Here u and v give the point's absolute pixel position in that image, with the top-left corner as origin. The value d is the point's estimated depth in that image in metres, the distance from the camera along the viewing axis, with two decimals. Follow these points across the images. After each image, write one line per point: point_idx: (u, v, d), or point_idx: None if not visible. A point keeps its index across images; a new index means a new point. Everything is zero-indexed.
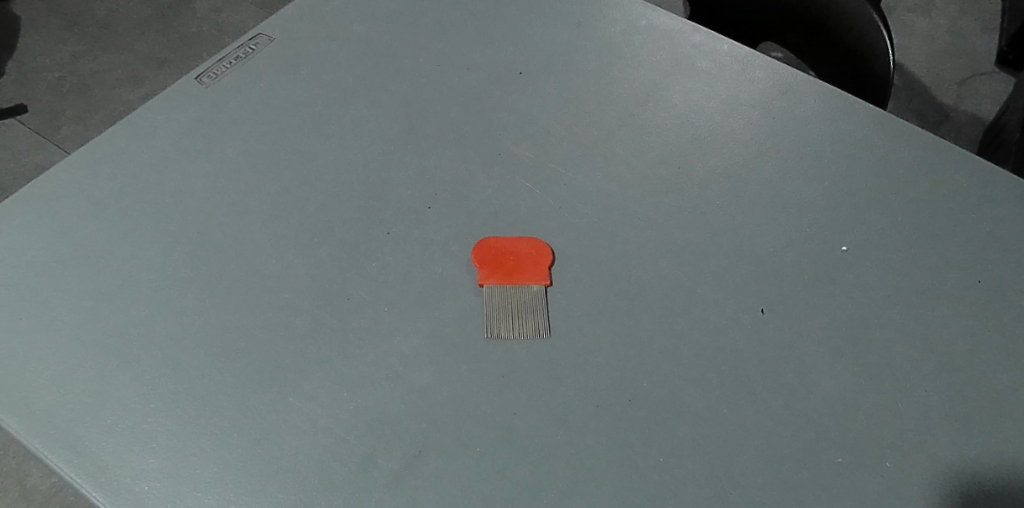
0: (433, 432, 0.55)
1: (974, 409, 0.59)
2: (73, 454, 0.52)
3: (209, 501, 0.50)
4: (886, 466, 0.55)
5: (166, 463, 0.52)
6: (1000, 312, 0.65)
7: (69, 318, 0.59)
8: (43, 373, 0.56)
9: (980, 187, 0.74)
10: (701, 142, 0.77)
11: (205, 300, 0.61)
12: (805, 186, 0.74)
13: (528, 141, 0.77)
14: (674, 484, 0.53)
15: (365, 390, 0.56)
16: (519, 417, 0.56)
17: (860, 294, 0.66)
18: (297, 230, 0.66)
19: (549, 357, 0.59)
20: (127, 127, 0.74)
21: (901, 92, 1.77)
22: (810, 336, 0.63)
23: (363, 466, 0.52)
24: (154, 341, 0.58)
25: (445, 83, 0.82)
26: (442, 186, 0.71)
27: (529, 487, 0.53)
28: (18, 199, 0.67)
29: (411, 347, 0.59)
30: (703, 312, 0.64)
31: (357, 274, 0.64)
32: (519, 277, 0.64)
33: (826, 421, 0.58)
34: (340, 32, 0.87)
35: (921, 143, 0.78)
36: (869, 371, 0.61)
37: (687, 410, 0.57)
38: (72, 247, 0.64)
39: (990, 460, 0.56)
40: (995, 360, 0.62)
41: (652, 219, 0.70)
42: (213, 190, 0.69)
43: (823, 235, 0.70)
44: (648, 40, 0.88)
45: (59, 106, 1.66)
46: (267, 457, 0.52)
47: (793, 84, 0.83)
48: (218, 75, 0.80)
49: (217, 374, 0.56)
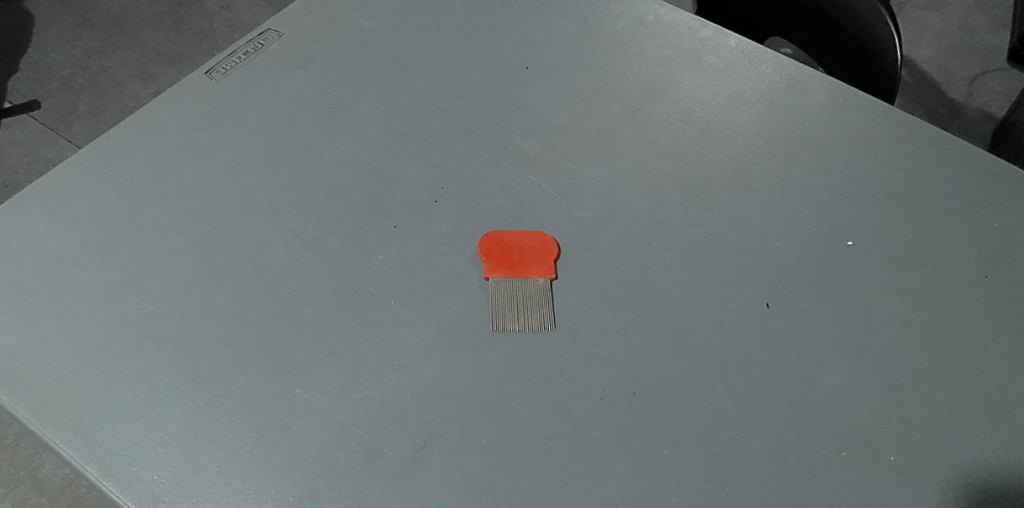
0: (439, 423, 0.55)
1: (981, 405, 0.58)
2: (85, 444, 0.53)
3: (217, 490, 0.51)
4: (891, 460, 0.55)
5: (175, 453, 0.52)
6: (1007, 307, 0.65)
7: (80, 310, 0.60)
8: (54, 364, 0.57)
9: (989, 182, 0.74)
10: (707, 136, 0.77)
11: (214, 292, 0.62)
12: (812, 181, 0.74)
13: (534, 136, 0.77)
14: (678, 477, 0.54)
15: (372, 382, 0.57)
16: (524, 409, 0.56)
17: (866, 288, 0.66)
18: (305, 222, 0.67)
19: (554, 350, 0.60)
20: (137, 123, 0.74)
21: (911, 88, 1.76)
22: (815, 330, 0.62)
23: (369, 456, 0.53)
24: (165, 333, 0.59)
25: (453, 78, 0.82)
26: (448, 180, 0.72)
27: (533, 479, 0.53)
28: (31, 193, 0.68)
29: (417, 339, 0.59)
30: (708, 307, 0.64)
31: (364, 267, 0.64)
32: (524, 271, 0.64)
33: (831, 414, 0.58)
34: (348, 27, 0.87)
35: (929, 138, 0.77)
36: (875, 366, 0.61)
37: (692, 404, 0.58)
38: (83, 239, 0.65)
39: (995, 456, 0.56)
40: (1003, 354, 0.62)
41: (658, 214, 0.70)
42: (222, 185, 0.70)
43: (829, 230, 0.70)
44: (655, 34, 0.88)
45: (71, 102, 1.68)
46: (274, 447, 0.53)
47: (800, 79, 0.83)
48: (228, 70, 0.80)
49: (225, 365, 0.57)
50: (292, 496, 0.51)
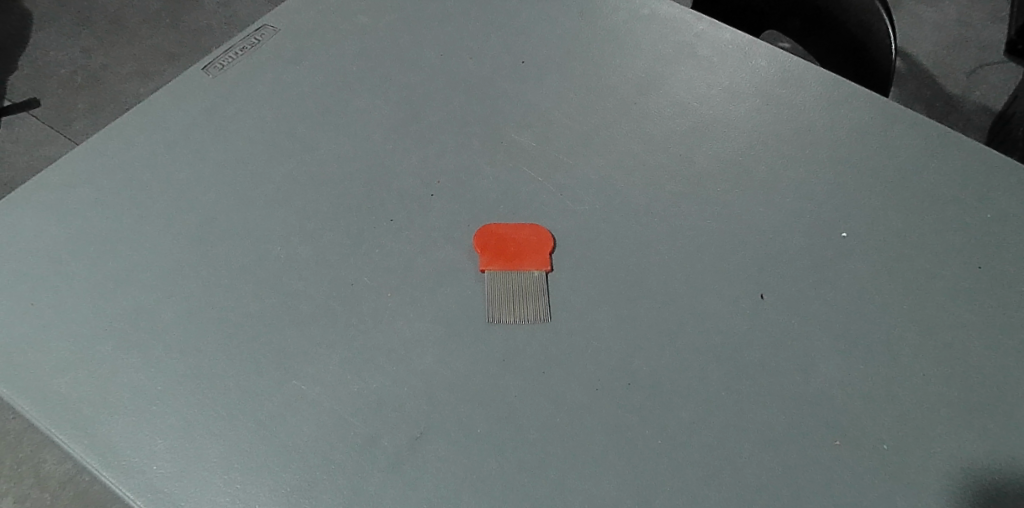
0: (436, 414, 0.55)
1: (973, 395, 0.59)
2: (85, 436, 0.53)
3: (216, 480, 0.51)
4: (885, 449, 0.56)
5: (174, 444, 0.53)
6: (1000, 297, 0.65)
7: (79, 304, 0.60)
8: (53, 357, 0.57)
9: (982, 174, 0.74)
10: (703, 128, 0.78)
11: (211, 286, 0.62)
12: (808, 174, 0.74)
13: (530, 129, 0.77)
14: (673, 466, 0.54)
15: (368, 373, 0.57)
16: (520, 399, 0.57)
17: (861, 279, 0.66)
18: (302, 216, 0.67)
19: (550, 342, 0.60)
20: (135, 118, 0.75)
21: (909, 82, 1.76)
22: (809, 322, 0.63)
23: (367, 447, 0.53)
24: (163, 326, 0.59)
25: (449, 72, 0.82)
26: (445, 173, 0.72)
27: (530, 469, 0.53)
28: (30, 188, 0.69)
29: (413, 331, 0.60)
30: (703, 298, 0.64)
31: (361, 260, 0.64)
32: (520, 263, 0.65)
33: (825, 404, 0.58)
34: (345, 23, 0.87)
35: (923, 130, 0.78)
36: (868, 356, 0.61)
37: (687, 395, 0.58)
38: (81, 233, 0.65)
39: (986, 446, 0.56)
40: (995, 345, 0.62)
41: (652, 206, 0.70)
42: (220, 179, 0.70)
43: (824, 222, 0.70)
44: (650, 28, 0.88)
45: (71, 100, 1.68)
46: (272, 438, 0.53)
47: (795, 72, 0.83)
48: (225, 66, 0.81)
49: (223, 357, 0.57)
50: (290, 487, 0.51)
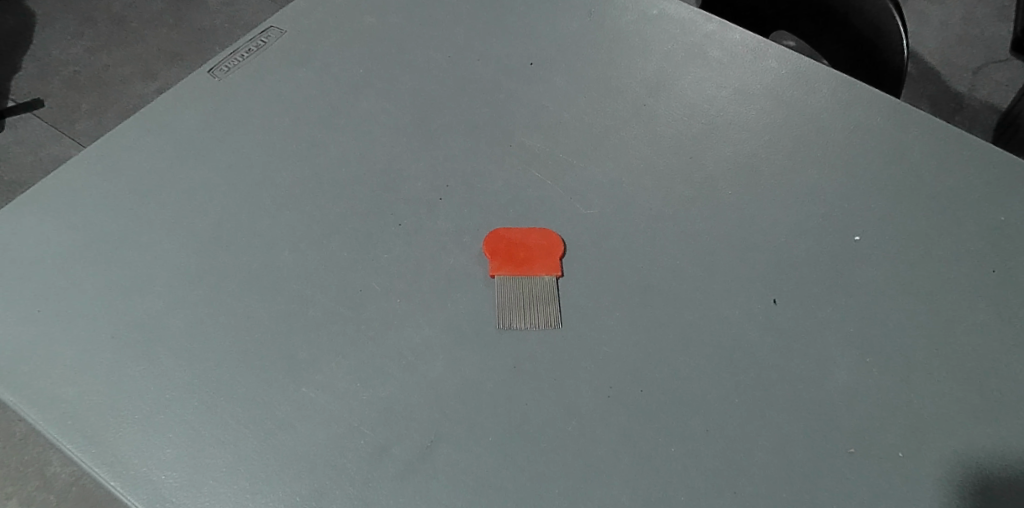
0: (445, 423, 0.55)
1: (989, 402, 0.58)
2: (92, 444, 0.53)
3: (224, 490, 0.51)
4: (901, 457, 0.55)
5: (183, 453, 0.52)
6: (1014, 302, 0.64)
7: (86, 311, 0.60)
8: (60, 365, 0.57)
9: (996, 176, 0.73)
10: (712, 130, 0.77)
11: (219, 292, 0.61)
12: (820, 177, 0.73)
13: (539, 132, 0.76)
14: (686, 475, 0.53)
15: (377, 381, 0.57)
16: (531, 407, 0.56)
17: (874, 283, 0.65)
18: (310, 221, 0.67)
19: (560, 348, 0.59)
20: (141, 122, 0.74)
21: (915, 80, 1.75)
22: (823, 328, 0.62)
23: (376, 455, 0.53)
24: (171, 333, 0.58)
25: (456, 75, 0.82)
26: (453, 177, 0.71)
27: (541, 479, 0.53)
28: (36, 193, 0.68)
29: (422, 338, 0.59)
30: (715, 304, 0.63)
31: (369, 266, 0.64)
32: (530, 268, 0.64)
33: (840, 412, 0.57)
34: (351, 25, 0.87)
35: (935, 131, 0.77)
36: (883, 362, 0.60)
37: (699, 402, 0.57)
38: (88, 239, 0.65)
39: (1001, 452, 0.55)
40: (1011, 350, 0.61)
41: (663, 210, 0.70)
42: (226, 183, 0.69)
43: (837, 225, 0.69)
44: (660, 28, 0.87)
45: (75, 100, 1.68)
46: (281, 447, 0.53)
47: (805, 72, 0.82)
48: (231, 68, 0.80)
49: (231, 365, 0.57)
50: (300, 496, 0.51)
